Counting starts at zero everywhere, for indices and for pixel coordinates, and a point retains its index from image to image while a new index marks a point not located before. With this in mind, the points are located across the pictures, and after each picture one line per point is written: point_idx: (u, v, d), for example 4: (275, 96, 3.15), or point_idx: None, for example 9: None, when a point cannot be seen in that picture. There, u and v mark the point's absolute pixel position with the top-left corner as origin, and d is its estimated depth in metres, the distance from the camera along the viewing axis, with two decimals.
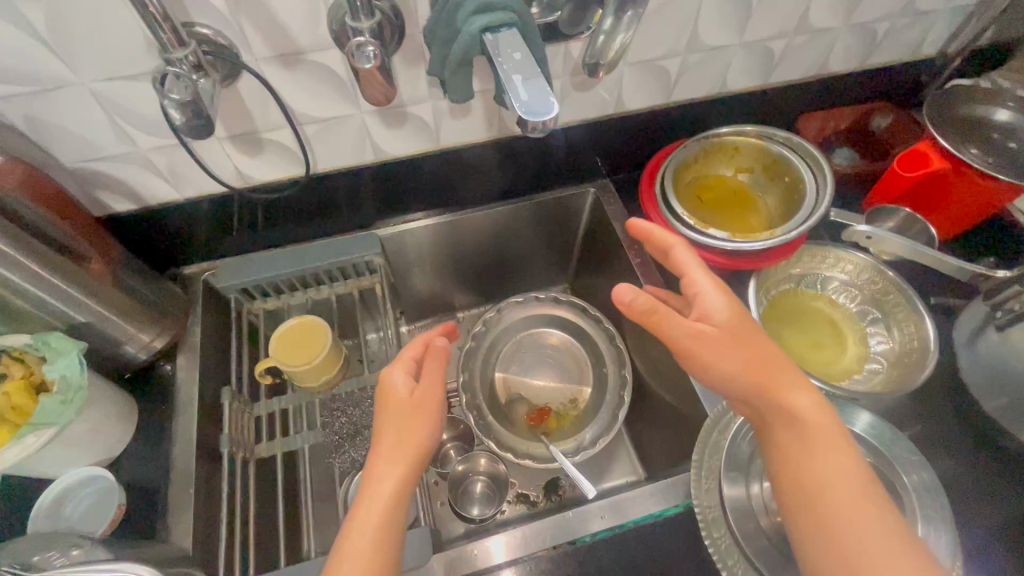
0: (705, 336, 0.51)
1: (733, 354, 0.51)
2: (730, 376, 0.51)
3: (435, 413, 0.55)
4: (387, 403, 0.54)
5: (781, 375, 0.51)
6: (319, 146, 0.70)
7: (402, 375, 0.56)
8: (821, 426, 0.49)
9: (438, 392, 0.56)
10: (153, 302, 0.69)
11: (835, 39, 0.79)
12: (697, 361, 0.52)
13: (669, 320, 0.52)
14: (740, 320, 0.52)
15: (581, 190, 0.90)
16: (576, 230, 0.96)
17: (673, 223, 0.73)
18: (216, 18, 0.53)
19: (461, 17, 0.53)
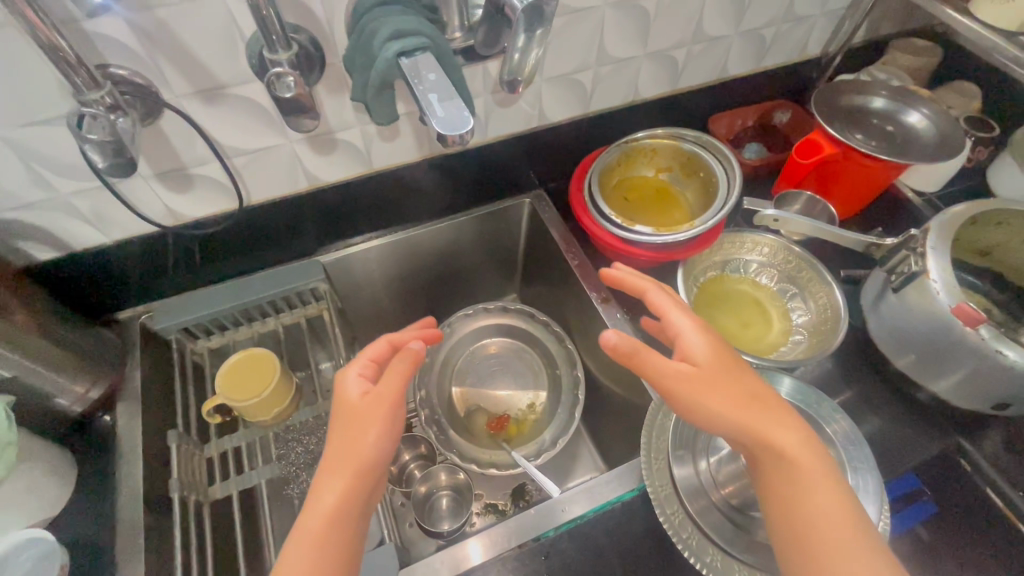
0: (686, 371, 0.52)
1: (717, 391, 0.51)
2: (716, 413, 0.50)
3: (382, 421, 0.51)
4: (338, 406, 0.53)
5: (765, 410, 0.51)
6: (250, 178, 0.70)
7: (357, 381, 0.55)
8: (810, 466, 0.48)
9: (391, 398, 0.52)
10: (86, 350, 0.68)
11: (729, 45, 0.86)
12: (681, 398, 0.52)
13: (651, 359, 0.52)
14: (722, 359, 0.53)
15: (517, 201, 0.93)
16: (517, 241, 0.99)
17: (603, 223, 0.77)
18: (130, 58, 0.53)
19: (376, 44, 0.55)
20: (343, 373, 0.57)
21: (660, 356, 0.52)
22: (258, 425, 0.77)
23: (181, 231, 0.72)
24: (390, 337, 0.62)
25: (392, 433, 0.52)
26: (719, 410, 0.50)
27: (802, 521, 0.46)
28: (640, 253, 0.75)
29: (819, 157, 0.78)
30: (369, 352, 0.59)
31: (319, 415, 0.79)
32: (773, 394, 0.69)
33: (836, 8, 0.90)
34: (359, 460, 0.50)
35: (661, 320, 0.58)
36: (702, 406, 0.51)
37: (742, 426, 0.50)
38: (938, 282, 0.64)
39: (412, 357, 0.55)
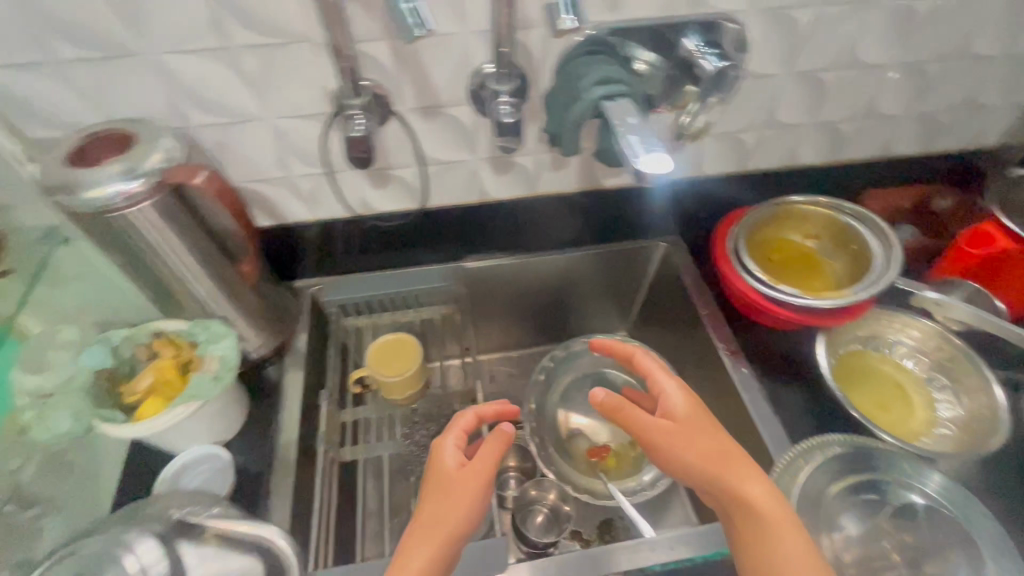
0: (663, 425, 0.60)
1: (690, 446, 0.58)
2: (687, 466, 0.58)
3: (473, 494, 0.57)
4: (436, 471, 0.60)
5: (736, 463, 0.57)
6: (434, 185, 0.80)
7: (455, 450, 0.61)
8: (770, 512, 0.54)
9: (483, 471, 0.59)
10: (272, 306, 0.79)
11: (901, 124, 0.86)
12: (660, 449, 0.60)
13: (635, 415, 0.62)
14: (696, 417, 0.61)
15: (653, 243, 0.96)
16: (643, 281, 1.02)
17: (749, 281, 0.78)
18: (382, 73, 0.64)
19: (583, 88, 0.63)
20: (440, 441, 0.63)
21: (641, 411, 0.62)
22: (390, 403, 0.86)
23: (365, 221, 0.84)
24: (477, 407, 0.68)
25: (477, 508, 0.57)
26: (694, 465, 0.57)
27: (768, 566, 0.52)
28: (781, 313, 0.76)
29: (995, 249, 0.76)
30: (462, 421, 0.65)
31: (443, 405, 0.87)
32: (916, 486, 0.66)
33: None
34: (446, 526, 0.55)
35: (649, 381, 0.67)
36: (680, 456, 0.58)
37: (717, 481, 0.56)
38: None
39: (504, 437, 0.61)
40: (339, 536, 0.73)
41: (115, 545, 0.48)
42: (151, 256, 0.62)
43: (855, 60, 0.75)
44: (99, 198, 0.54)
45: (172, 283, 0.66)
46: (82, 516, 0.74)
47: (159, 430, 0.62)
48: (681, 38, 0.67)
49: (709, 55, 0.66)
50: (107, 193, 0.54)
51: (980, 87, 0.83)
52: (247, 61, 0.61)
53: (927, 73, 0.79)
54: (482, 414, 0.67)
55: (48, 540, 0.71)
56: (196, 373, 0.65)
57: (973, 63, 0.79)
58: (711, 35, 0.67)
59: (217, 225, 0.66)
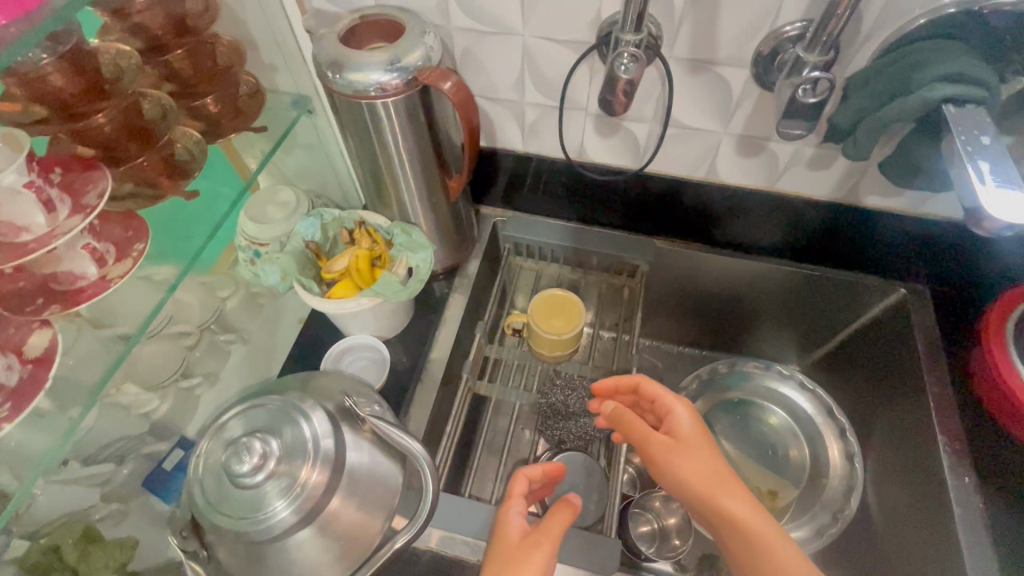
0: (664, 441, 0.53)
1: (686, 462, 0.51)
2: (681, 485, 0.51)
3: (541, 559, 0.47)
4: (498, 542, 0.50)
5: (729, 481, 0.50)
6: (665, 150, 0.72)
7: (516, 516, 0.52)
8: (767, 538, 0.46)
9: (547, 540, 0.48)
10: (461, 227, 0.79)
11: None
12: (659, 466, 0.53)
13: (637, 429, 0.55)
14: (698, 440, 0.53)
15: (886, 287, 0.79)
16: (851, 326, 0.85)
17: (1013, 365, 0.62)
18: (666, 11, 0.56)
19: (918, 80, 0.49)
20: (504, 510, 0.54)
21: (642, 424, 0.55)
22: (534, 355, 0.83)
23: (572, 166, 0.78)
24: (527, 468, 0.59)
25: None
26: (686, 480, 0.50)
27: None
28: None
29: None
30: (518, 488, 0.56)
31: (585, 377, 0.81)
32: None
33: None
34: None
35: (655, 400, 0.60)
36: (673, 473, 0.51)
37: (712, 504, 0.49)
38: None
39: (570, 508, 0.51)
40: (458, 461, 0.75)
41: (296, 408, 0.51)
42: (381, 149, 0.63)
43: None
44: (360, 81, 0.55)
45: (386, 178, 0.67)
46: (261, 354, 0.85)
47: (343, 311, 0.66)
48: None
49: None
50: (368, 79, 0.55)
51: None
52: None
53: None
54: (533, 476, 0.58)
55: (234, 364, 0.82)
56: (389, 272, 0.67)
57: None
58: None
59: (444, 132, 0.65)
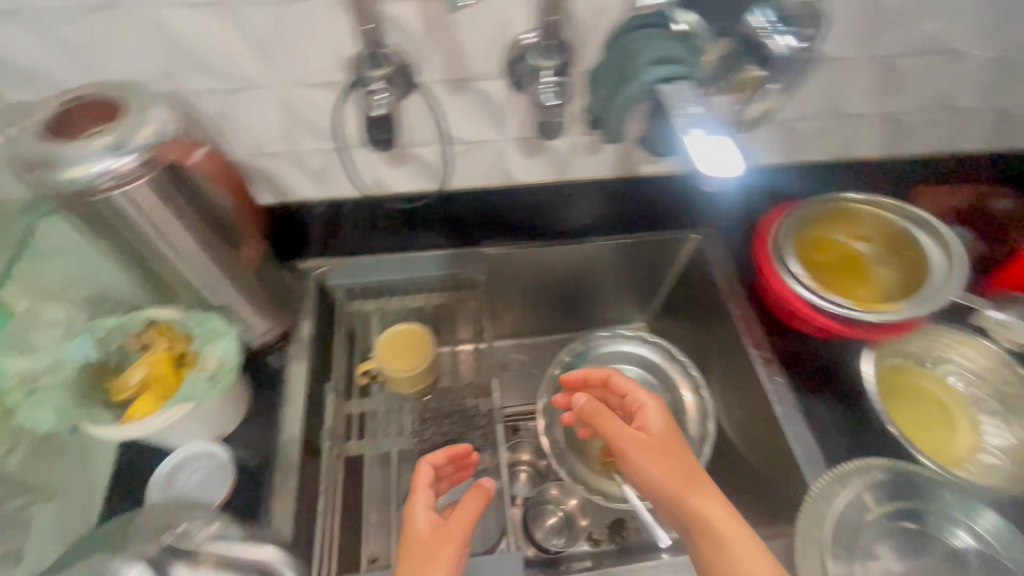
0: (637, 438, 0.60)
1: (657, 461, 0.57)
2: (653, 479, 0.57)
3: (455, 549, 0.54)
4: (410, 538, 0.57)
5: (698, 480, 0.56)
6: (458, 166, 0.73)
7: (427, 511, 0.59)
8: (731, 530, 0.51)
9: (457, 535, 0.55)
10: (274, 292, 0.73)
11: (966, 120, 0.79)
12: (632, 461, 0.59)
13: (612, 426, 0.62)
14: (666, 439, 0.60)
15: (683, 235, 0.89)
16: (669, 274, 0.95)
17: (784, 271, 0.74)
18: (408, 40, 0.57)
19: (635, 66, 0.55)
20: (412, 504, 0.60)
21: (617, 422, 0.62)
22: (398, 395, 0.82)
23: (377, 199, 0.77)
24: (431, 456, 0.65)
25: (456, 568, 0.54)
26: (660, 476, 0.56)
27: None
28: (828, 325, 0.70)
29: None
30: (422, 479, 0.62)
31: (454, 401, 0.81)
32: (964, 521, 0.62)
33: None
34: None
35: (629, 397, 0.68)
36: (648, 468, 0.58)
37: (679, 496, 0.55)
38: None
39: (479, 495, 0.58)
40: (345, 535, 0.70)
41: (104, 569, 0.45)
42: (143, 240, 0.55)
43: (936, 47, 0.67)
44: (83, 176, 0.47)
45: (163, 267, 0.60)
46: None
47: (146, 433, 0.58)
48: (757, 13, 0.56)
49: (788, 35, 0.56)
50: (91, 172, 0.47)
51: None
52: (253, 23, 0.54)
53: (1012, 63, 0.71)
54: (433, 463, 0.65)
55: None
56: (193, 371, 0.61)
57: None
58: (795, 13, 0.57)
59: (216, 202, 0.60)
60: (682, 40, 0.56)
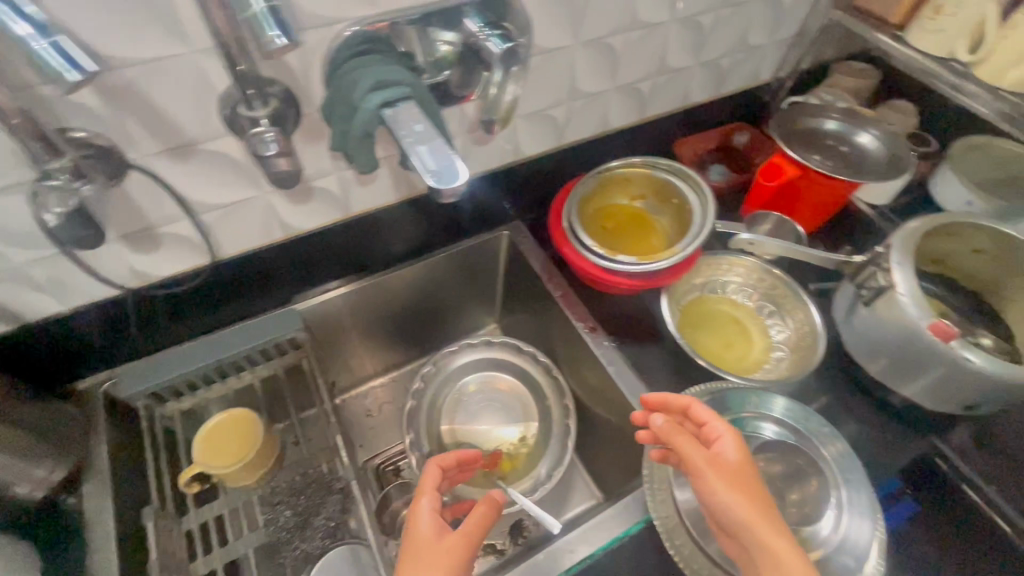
0: (725, 465, 0.56)
1: (744, 497, 0.53)
2: (727, 508, 0.53)
3: (461, 557, 0.56)
4: (410, 538, 0.58)
5: (774, 520, 0.52)
6: (222, 233, 0.67)
7: (429, 513, 0.61)
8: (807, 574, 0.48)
9: (469, 538, 0.58)
10: (43, 432, 0.61)
11: (690, 75, 0.90)
12: (703, 490, 0.55)
13: (690, 450, 0.58)
14: (741, 474, 0.56)
15: (494, 234, 0.95)
16: (497, 272, 1.02)
17: (577, 242, 0.80)
18: (92, 119, 0.50)
19: (356, 96, 0.54)
20: (418, 503, 0.62)
21: (697, 448, 0.57)
22: (241, 488, 0.74)
23: (152, 292, 0.70)
24: (440, 460, 0.69)
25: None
26: (738, 509, 0.52)
27: None
28: (623, 282, 0.77)
29: (783, 177, 0.82)
30: (431, 481, 0.66)
31: (307, 471, 0.75)
32: (767, 414, 0.71)
33: (784, 40, 0.95)
34: None
35: (700, 422, 0.62)
36: (725, 499, 0.53)
37: (755, 532, 0.51)
38: (899, 270, 0.68)
39: (491, 502, 0.61)
40: None
41: None
42: None
43: (638, 22, 0.74)
44: None
45: None
46: None
47: None
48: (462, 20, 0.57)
49: (492, 37, 0.56)
50: None
51: (747, 30, 0.88)
52: None
53: (702, 25, 0.82)
54: (441, 466, 0.68)
55: None
56: None
57: (738, 8, 0.83)
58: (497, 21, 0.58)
59: None
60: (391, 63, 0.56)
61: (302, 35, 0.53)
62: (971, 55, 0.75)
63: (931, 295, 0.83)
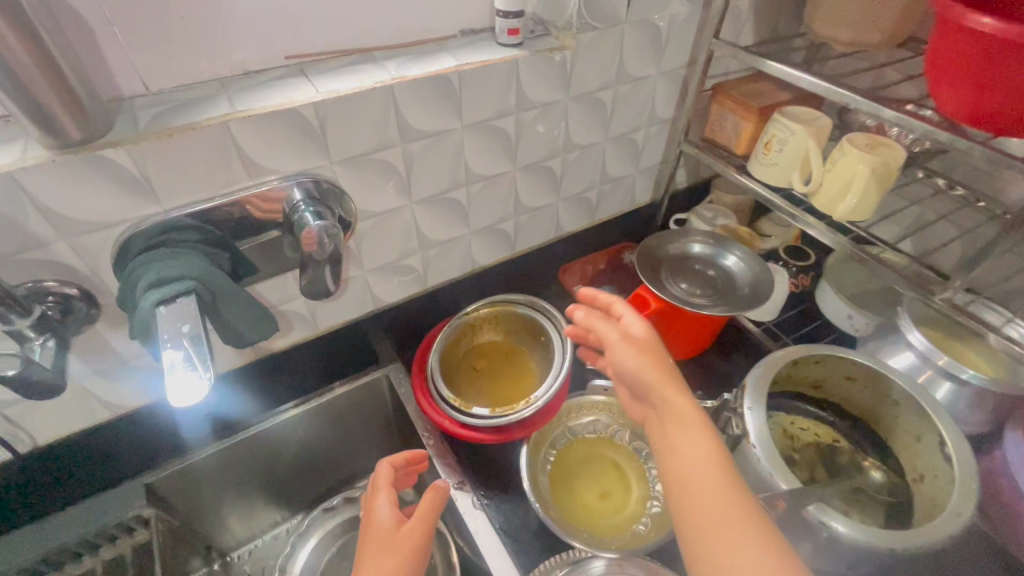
0: (630, 335, 0.58)
1: (644, 360, 0.55)
2: (635, 374, 0.55)
3: (410, 548, 0.59)
4: (371, 530, 0.62)
5: (673, 381, 0.54)
6: (30, 423, 0.63)
7: (386, 505, 0.64)
8: (696, 426, 0.50)
9: (418, 530, 0.61)
10: None
11: (555, 210, 0.91)
12: (615, 358, 0.57)
13: (603, 328, 0.60)
14: (647, 349, 0.56)
15: (376, 374, 0.89)
16: (389, 409, 0.94)
17: (433, 396, 0.76)
18: None
19: (136, 293, 0.53)
20: (374, 501, 0.66)
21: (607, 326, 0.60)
22: None
23: None
24: (391, 457, 0.71)
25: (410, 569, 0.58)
26: (639, 370, 0.54)
27: (695, 478, 0.47)
28: (478, 437, 0.72)
29: (651, 309, 0.81)
30: (384, 477, 0.68)
31: None
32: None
33: (649, 169, 0.98)
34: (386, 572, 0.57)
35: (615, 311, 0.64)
36: (628, 361, 0.55)
37: (655, 386, 0.53)
38: (750, 414, 0.65)
39: (436, 492, 0.64)
40: None
41: None
42: None
43: (474, 175, 0.76)
44: None
45: None
46: None
47: None
48: (285, 190, 0.61)
49: (309, 212, 0.61)
50: None
51: (604, 165, 0.91)
52: None
53: (552, 168, 0.84)
54: (394, 462, 0.70)
55: None
56: None
57: (587, 149, 0.86)
58: (324, 197, 0.64)
59: None
60: (179, 255, 0.56)
61: (79, 239, 0.53)
62: (806, 186, 0.76)
63: (814, 424, 0.78)
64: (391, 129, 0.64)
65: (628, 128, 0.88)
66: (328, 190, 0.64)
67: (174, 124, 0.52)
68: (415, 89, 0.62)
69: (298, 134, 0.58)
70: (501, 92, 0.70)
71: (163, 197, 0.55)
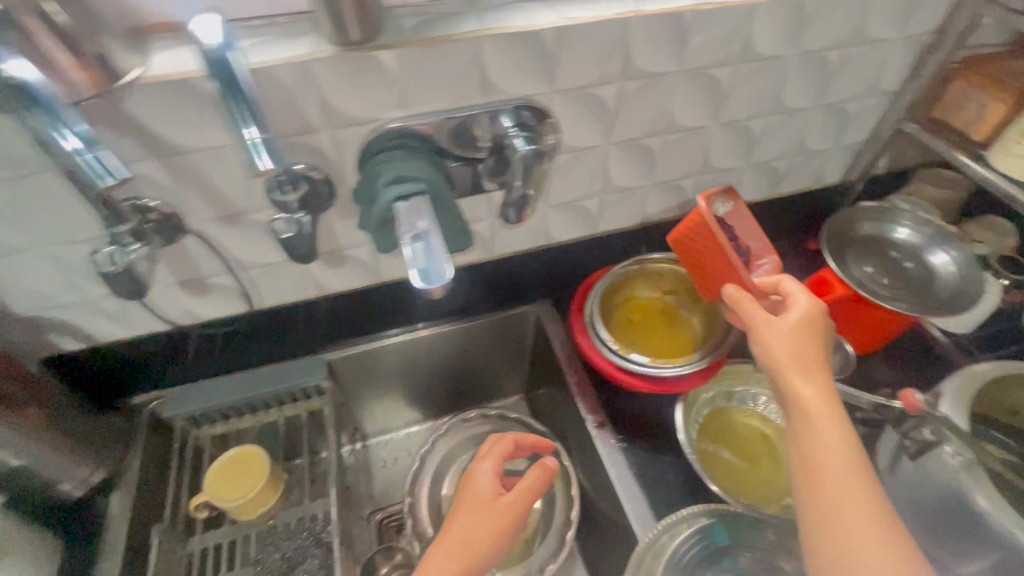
0: (784, 326, 0.57)
1: (789, 343, 0.56)
2: (774, 360, 0.55)
3: (501, 528, 0.59)
4: (471, 493, 0.62)
5: (815, 374, 0.54)
6: (264, 287, 0.76)
7: (488, 474, 0.64)
8: (834, 425, 0.51)
9: (513, 511, 0.60)
10: (85, 439, 0.71)
11: (739, 175, 0.87)
12: (757, 343, 0.58)
13: (749, 309, 0.60)
14: (799, 331, 0.56)
15: (520, 312, 0.94)
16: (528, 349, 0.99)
17: (594, 337, 0.79)
18: (162, 191, 0.60)
19: (378, 185, 0.60)
20: (479, 464, 0.66)
21: (754, 308, 0.60)
22: (244, 524, 0.77)
23: (190, 330, 0.78)
24: (516, 434, 0.70)
25: (494, 551, 0.59)
26: (780, 361, 0.55)
27: (827, 475, 0.49)
28: (636, 383, 0.75)
29: (837, 296, 0.75)
30: (500, 446, 0.68)
31: (304, 517, 0.78)
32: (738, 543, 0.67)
33: (852, 145, 0.90)
34: (466, 546, 0.58)
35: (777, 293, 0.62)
36: (772, 347, 0.56)
37: (793, 380, 0.54)
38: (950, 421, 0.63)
39: (542, 470, 0.63)
40: None
41: None
42: None
43: (675, 124, 0.75)
44: None
45: None
46: None
47: None
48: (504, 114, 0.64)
49: (518, 137, 0.64)
50: None
51: (805, 135, 0.85)
52: None
53: (752, 129, 0.80)
54: (517, 440, 0.70)
55: None
56: None
57: (792, 115, 0.80)
58: (538, 124, 0.67)
59: None
60: (416, 159, 0.62)
61: (338, 131, 0.60)
62: None
63: None
64: (617, 65, 0.64)
65: (844, 97, 0.81)
66: (544, 119, 0.67)
67: (436, 33, 0.57)
68: (650, 24, 0.61)
69: (533, 57, 0.60)
70: (730, 39, 0.67)
71: (411, 102, 0.60)
